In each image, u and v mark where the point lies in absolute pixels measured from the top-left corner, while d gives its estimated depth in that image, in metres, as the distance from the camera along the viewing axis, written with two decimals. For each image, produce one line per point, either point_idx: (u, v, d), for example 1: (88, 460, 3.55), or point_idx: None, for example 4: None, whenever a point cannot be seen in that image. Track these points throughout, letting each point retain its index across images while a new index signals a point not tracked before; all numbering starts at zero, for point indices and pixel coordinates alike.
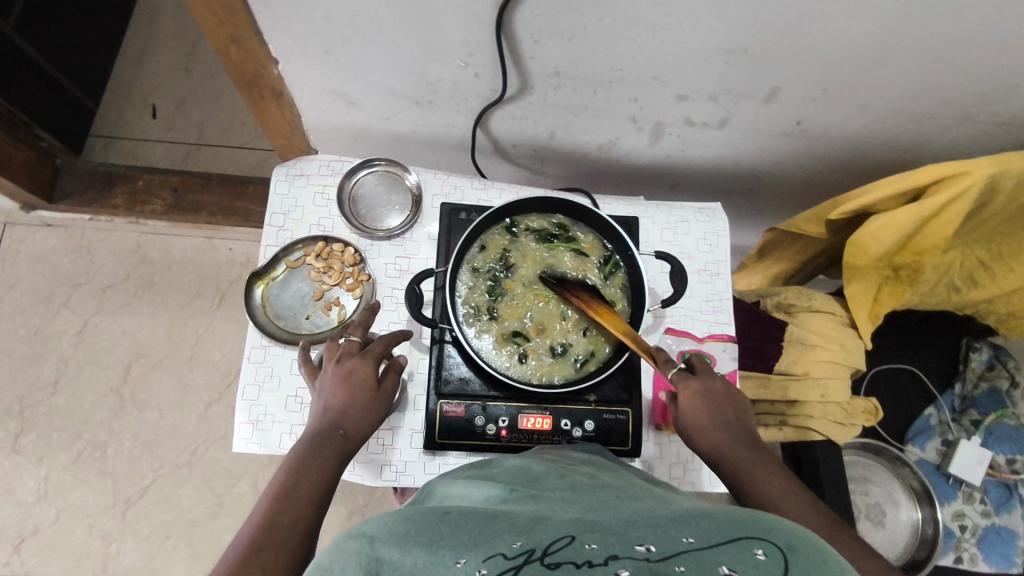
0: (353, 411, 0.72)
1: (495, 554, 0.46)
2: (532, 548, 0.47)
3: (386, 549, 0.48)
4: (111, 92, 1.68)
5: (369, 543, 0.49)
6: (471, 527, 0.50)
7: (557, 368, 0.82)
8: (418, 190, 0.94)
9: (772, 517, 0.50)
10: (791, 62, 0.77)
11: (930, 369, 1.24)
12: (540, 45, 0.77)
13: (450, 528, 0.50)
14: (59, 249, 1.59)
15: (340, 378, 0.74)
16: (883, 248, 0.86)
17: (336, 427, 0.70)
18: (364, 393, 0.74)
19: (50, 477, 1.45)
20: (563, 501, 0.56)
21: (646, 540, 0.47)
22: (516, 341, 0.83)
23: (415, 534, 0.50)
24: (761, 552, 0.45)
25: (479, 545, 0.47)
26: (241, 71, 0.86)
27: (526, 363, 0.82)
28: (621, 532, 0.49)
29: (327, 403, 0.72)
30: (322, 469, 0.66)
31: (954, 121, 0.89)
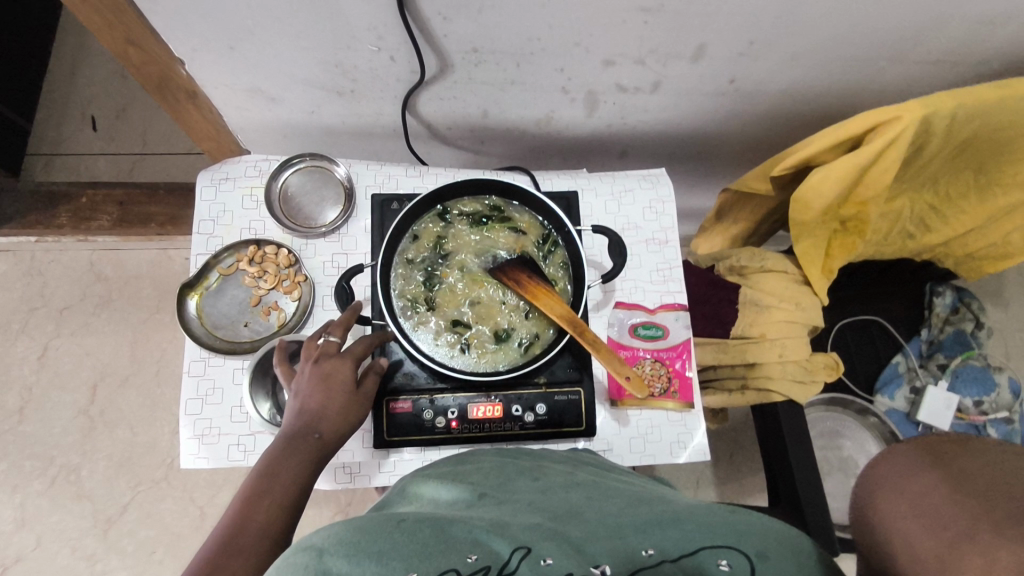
0: (331, 413, 0.70)
1: (450, 568, 0.46)
2: (488, 562, 0.47)
3: (334, 560, 0.46)
4: (47, 108, 1.63)
5: (316, 553, 0.47)
6: (428, 533, 0.50)
7: (500, 354, 0.80)
8: (350, 183, 0.91)
9: (739, 527, 0.54)
10: (712, 16, 0.74)
11: (896, 318, 1.23)
12: (450, 21, 0.73)
13: (404, 534, 0.49)
14: (11, 274, 1.55)
15: (318, 380, 0.71)
16: (826, 203, 0.85)
17: (312, 429, 0.68)
18: (341, 396, 0.71)
19: (26, 504, 1.43)
20: (527, 505, 0.57)
21: (605, 559, 0.49)
22: (457, 330, 0.81)
23: (366, 542, 0.48)
24: (725, 562, 0.50)
25: (435, 554, 0.47)
26: (147, 74, 0.82)
27: (469, 352, 0.80)
28: (582, 544, 0.50)
29: (303, 405, 0.69)
30: (296, 473, 0.65)
31: (890, 63, 0.86)
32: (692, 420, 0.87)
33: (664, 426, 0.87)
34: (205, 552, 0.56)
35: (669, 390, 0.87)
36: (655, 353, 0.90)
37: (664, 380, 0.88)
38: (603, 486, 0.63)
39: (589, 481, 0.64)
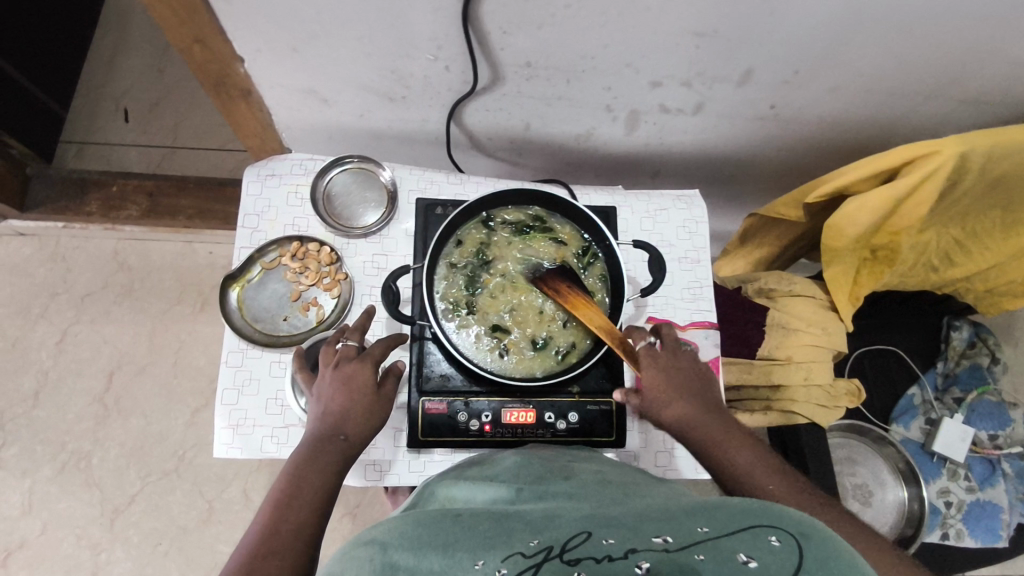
0: (354, 414, 0.71)
1: (512, 553, 0.48)
2: (551, 542, 0.48)
3: (400, 554, 0.51)
4: (82, 97, 1.65)
5: (380, 548, 0.52)
6: (485, 528, 0.53)
7: (538, 361, 0.82)
8: (394, 186, 0.93)
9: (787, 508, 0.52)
10: (762, 45, 0.77)
11: (914, 349, 1.24)
12: (509, 35, 0.76)
13: (463, 530, 0.53)
14: (34, 258, 1.56)
15: (339, 383, 0.73)
16: (859, 230, 0.87)
17: (337, 431, 0.70)
18: (364, 396, 0.73)
19: (35, 489, 1.43)
20: (574, 500, 0.57)
21: (663, 532, 0.49)
22: (496, 335, 0.82)
23: (427, 537, 0.52)
24: (775, 538, 0.47)
25: (493, 545, 0.50)
26: (207, 71, 0.84)
27: (506, 357, 0.82)
28: (635, 525, 0.50)
29: (327, 408, 0.71)
30: (325, 476, 0.66)
31: (926, 100, 0.89)
32: None
33: None
34: (242, 556, 0.57)
35: None
36: None
37: None
38: (641, 487, 0.64)
39: (630, 482, 0.64)
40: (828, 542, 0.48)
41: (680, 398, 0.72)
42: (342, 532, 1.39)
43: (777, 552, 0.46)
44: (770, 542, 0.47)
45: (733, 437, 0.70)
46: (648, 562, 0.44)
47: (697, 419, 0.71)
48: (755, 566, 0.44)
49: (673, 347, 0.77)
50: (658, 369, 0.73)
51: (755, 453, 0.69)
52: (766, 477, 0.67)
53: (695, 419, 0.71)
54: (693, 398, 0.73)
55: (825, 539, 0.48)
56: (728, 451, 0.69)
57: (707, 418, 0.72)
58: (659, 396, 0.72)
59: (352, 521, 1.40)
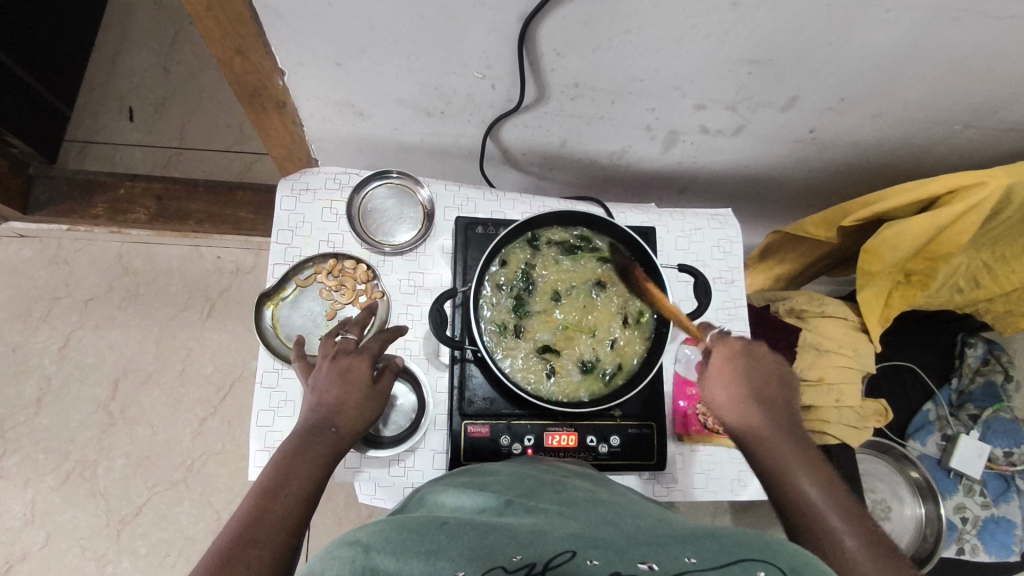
0: (347, 407, 0.68)
1: (495, 565, 0.44)
2: (533, 559, 0.45)
3: (380, 558, 0.47)
4: (86, 95, 1.60)
5: (362, 549, 0.48)
6: (472, 539, 0.48)
7: (585, 383, 0.82)
8: (431, 204, 0.91)
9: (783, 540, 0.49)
10: (813, 71, 0.77)
11: (929, 366, 1.26)
12: (562, 57, 0.74)
13: (449, 537, 0.49)
14: (36, 261, 1.51)
15: (334, 375, 0.69)
16: (898, 255, 0.87)
17: (330, 423, 0.66)
18: (359, 389, 0.69)
19: (37, 499, 1.39)
20: (562, 513, 0.55)
21: (650, 558, 0.46)
22: (543, 356, 0.83)
23: (411, 539, 0.48)
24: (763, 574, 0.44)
25: (481, 553, 0.46)
26: (244, 83, 0.82)
27: (553, 379, 0.82)
28: (623, 548, 0.48)
29: (321, 398, 0.67)
30: (313, 469, 0.63)
31: (963, 127, 0.90)
32: None
33: (726, 463, 0.89)
34: (218, 546, 0.54)
35: None
36: None
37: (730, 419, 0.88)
38: (632, 507, 0.60)
39: (624, 501, 0.61)
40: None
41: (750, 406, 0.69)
42: None
43: None
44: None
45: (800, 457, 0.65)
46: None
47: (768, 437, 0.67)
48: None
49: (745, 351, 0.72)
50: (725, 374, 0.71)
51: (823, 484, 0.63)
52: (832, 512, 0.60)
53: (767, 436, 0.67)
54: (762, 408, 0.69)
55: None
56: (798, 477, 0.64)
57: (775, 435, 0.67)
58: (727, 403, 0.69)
59: None
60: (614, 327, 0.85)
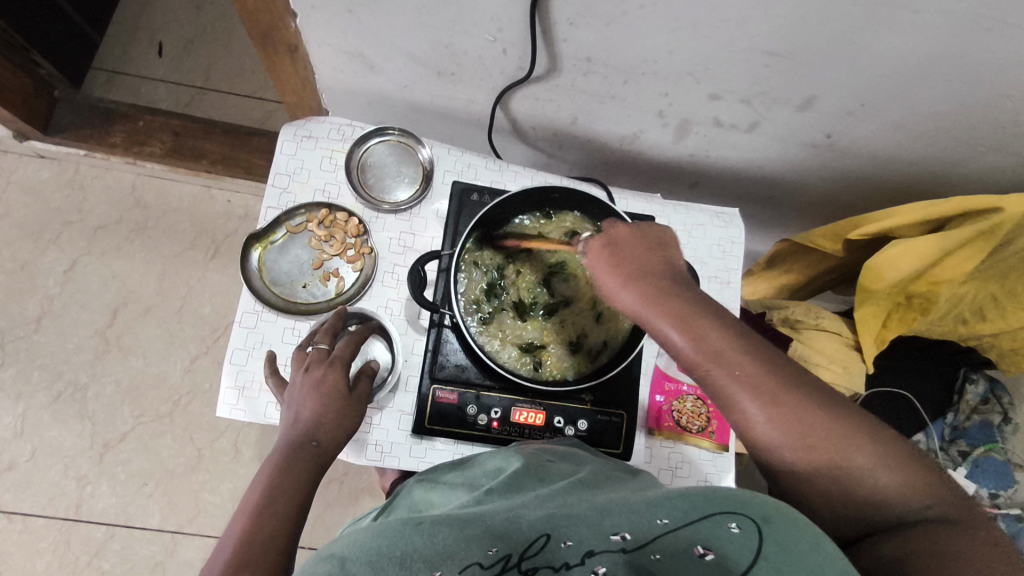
0: (327, 420, 0.69)
1: (471, 563, 0.45)
2: (509, 550, 0.47)
3: (356, 566, 0.44)
4: (118, 25, 1.61)
5: (338, 562, 0.45)
6: (449, 536, 0.47)
7: (571, 367, 0.82)
8: (431, 165, 0.91)
9: (752, 492, 0.51)
10: (835, 71, 0.74)
11: (924, 396, 1.19)
12: (575, 27, 0.72)
13: (423, 539, 0.47)
14: (52, 184, 1.54)
15: (309, 388, 0.70)
16: (900, 276, 0.84)
17: (309, 436, 0.67)
18: (337, 400, 0.71)
19: (28, 414, 1.42)
20: (535, 493, 0.56)
21: (621, 527, 0.49)
22: (528, 345, 0.83)
23: (387, 548, 0.46)
24: (735, 525, 0.48)
25: (455, 551, 0.46)
26: (256, 23, 0.81)
27: (542, 366, 0.82)
28: (596, 519, 0.51)
29: (299, 413, 0.69)
30: (298, 480, 0.63)
31: (988, 150, 0.87)
32: (723, 462, 0.87)
33: (694, 463, 0.87)
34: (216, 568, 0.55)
35: (706, 429, 0.87)
36: (698, 391, 0.88)
37: (704, 418, 0.87)
38: (609, 479, 0.62)
39: (602, 478, 0.61)
40: (789, 519, 0.48)
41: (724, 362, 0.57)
42: (325, 497, 1.38)
43: (735, 540, 0.47)
44: (729, 529, 0.48)
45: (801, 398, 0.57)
46: (603, 568, 0.46)
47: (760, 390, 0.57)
48: (711, 560, 0.46)
49: (650, 271, 0.62)
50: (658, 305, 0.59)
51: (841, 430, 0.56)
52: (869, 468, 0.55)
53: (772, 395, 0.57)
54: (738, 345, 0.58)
55: (785, 517, 0.48)
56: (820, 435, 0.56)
57: (770, 381, 0.57)
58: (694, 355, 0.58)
59: (337, 488, 1.40)
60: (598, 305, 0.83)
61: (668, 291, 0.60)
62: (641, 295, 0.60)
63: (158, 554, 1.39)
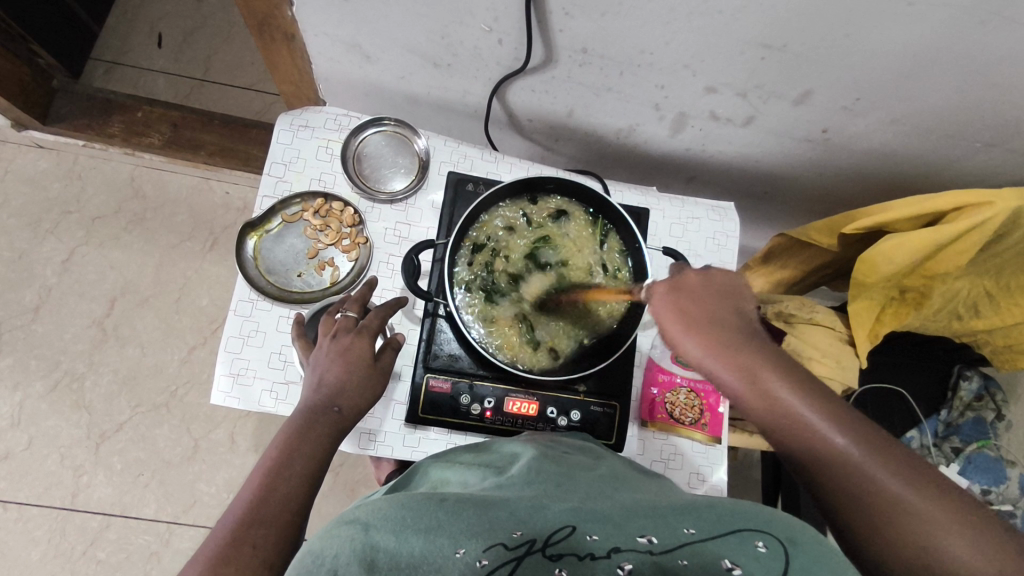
0: (349, 388, 0.70)
1: (496, 543, 0.47)
2: (533, 536, 0.48)
3: (379, 535, 0.47)
4: (117, 16, 1.61)
5: (362, 527, 0.49)
6: (473, 516, 0.49)
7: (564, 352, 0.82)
8: (426, 155, 0.91)
9: (778, 512, 0.52)
10: (830, 66, 0.75)
11: (919, 393, 1.20)
12: (570, 18, 0.73)
13: (447, 514, 0.49)
14: (50, 173, 1.54)
15: (335, 354, 0.71)
16: (893, 269, 0.85)
17: (332, 403, 0.68)
18: (361, 369, 0.71)
19: (25, 404, 1.43)
20: (558, 487, 0.56)
21: (648, 530, 0.49)
22: (523, 332, 0.82)
23: (410, 519, 0.49)
24: (762, 544, 0.47)
25: (480, 532, 0.48)
26: (253, 12, 0.81)
27: (538, 352, 0.82)
28: (621, 520, 0.50)
29: (322, 378, 0.69)
30: (316, 446, 0.64)
31: (983, 145, 0.87)
32: (716, 455, 0.87)
33: (686, 455, 0.87)
34: (227, 528, 0.56)
35: (699, 422, 0.87)
36: (692, 383, 0.89)
37: (696, 411, 0.88)
38: (633, 480, 0.62)
39: (621, 479, 0.62)
40: (816, 547, 0.48)
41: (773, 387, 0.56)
42: (321, 487, 1.39)
43: (761, 557, 0.46)
44: (756, 547, 0.47)
45: (875, 459, 0.53)
46: (630, 565, 0.46)
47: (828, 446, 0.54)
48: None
49: (719, 317, 0.61)
50: (717, 350, 0.59)
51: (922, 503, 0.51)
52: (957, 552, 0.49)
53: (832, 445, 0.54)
54: (807, 399, 0.56)
55: (812, 545, 0.47)
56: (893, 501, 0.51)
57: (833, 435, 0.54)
58: (754, 400, 0.57)
59: (331, 480, 1.40)
60: (593, 287, 0.84)
61: (737, 336, 0.59)
62: (699, 342, 0.59)
63: (153, 543, 1.39)
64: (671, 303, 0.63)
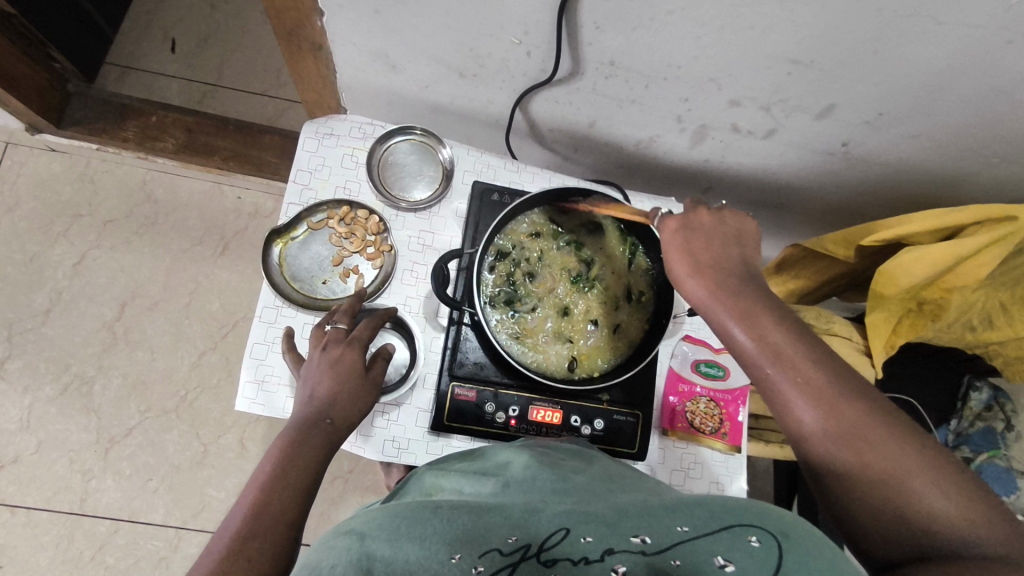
0: (340, 400, 0.70)
1: (489, 549, 0.46)
2: (528, 541, 0.47)
3: (376, 544, 0.46)
4: (131, 20, 1.61)
5: (358, 537, 0.48)
6: (466, 522, 0.49)
7: (589, 366, 0.83)
8: (451, 165, 0.92)
9: (772, 508, 0.50)
10: (854, 82, 0.76)
11: (929, 404, 1.21)
12: (601, 31, 0.74)
13: (443, 522, 0.48)
14: (62, 177, 1.54)
15: (326, 367, 0.71)
16: (914, 281, 0.85)
17: (324, 415, 0.68)
18: (353, 381, 0.72)
19: (34, 407, 1.42)
20: (555, 493, 0.55)
21: (642, 530, 0.48)
22: (550, 346, 0.84)
23: (406, 527, 0.48)
24: (755, 539, 0.46)
25: (474, 538, 0.47)
26: (283, 22, 0.81)
27: (566, 367, 0.83)
28: (614, 521, 0.49)
29: (313, 392, 0.69)
30: (308, 459, 0.64)
31: (1000, 161, 0.89)
32: (735, 464, 0.88)
33: (707, 464, 0.88)
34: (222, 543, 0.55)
35: (719, 431, 0.88)
36: (712, 393, 0.89)
37: (716, 420, 0.88)
38: (629, 483, 0.61)
39: (619, 481, 0.60)
40: (812, 542, 0.46)
41: (758, 323, 0.62)
42: (331, 493, 1.39)
43: (755, 554, 0.44)
44: (749, 542, 0.45)
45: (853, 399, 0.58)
46: (624, 567, 0.44)
47: (806, 380, 0.59)
48: (732, 571, 0.43)
49: (721, 261, 0.68)
50: (713, 287, 0.66)
51: (903, 450, 0.56)
52: (925, 495, 0.54)
53: (813, 380, 0.59)
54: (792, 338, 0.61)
55: (806, 539, 0.46)
56: (876, 450, 0.56)
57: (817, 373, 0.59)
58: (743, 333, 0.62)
59: (342, 486, 1.40)
60: (619, 300, 0.86)
61: (728, 279, 0.66)
62: (698, 282, 0.67)
63: (162, 549, 1.39)
64: (672, 240, 0.71)
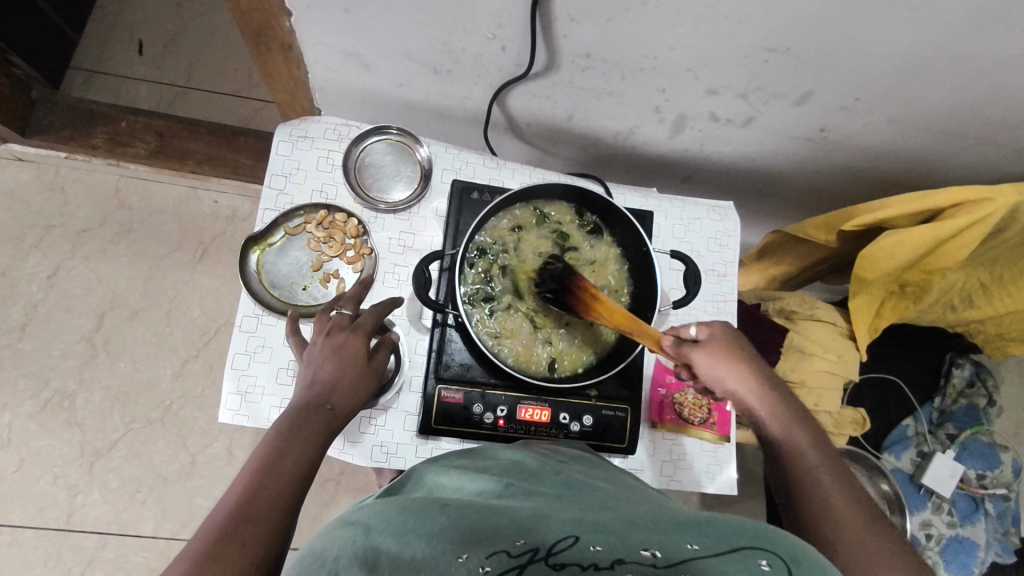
0: (342, 387, 0.68)
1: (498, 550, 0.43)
2: (537, 544, 0.44)
3: (381, 537, 0.45)
4: (95, 23, 1.57)
5: (362, 530, 0.47)
6: (473, 519, 0.47)
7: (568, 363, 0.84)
8: (429, 164, 0.90)
9: (780, 532, 0.47)
10: (831, 68, 0.75)
11: (913, 381, 1.28)
12: (575, 23, 0.72)
13: (447, 523, 0.46)
14: (31, 187, 1.49)
15: (330, 352, 0.69)
16: (896, 264, 0.86)
17: (325, 400, 0.65)
18: (355, 368, 0.70)
19: (14, 424, 1.39)
20: (560, 500, 0.53)
21: (652, 544, 0.45)
22: (530, 345, 0.84)
23: (409, 521, 0.47)
24: (766, 563, 0.43)
25: (481, 538, 0.44)
26: (250, 22, 0.79)
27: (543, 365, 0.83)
28: (624, 531, 0.46)
29: (316, 375, 0.67)
30: (308, 445, 0.61)
31: (976, 142, 0.89)
32: (724, 453, 0.89)
33: (696, 455, 0.88)
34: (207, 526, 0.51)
35: (708, 421, 0.88)
36: None
37: (705, 411, 0.89)
38: (636, 496, 0.58)
39: (625, 493, 0.58)
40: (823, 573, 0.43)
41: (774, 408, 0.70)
42: (322, 496, 1.38)
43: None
44: (760, 565, 0.42)
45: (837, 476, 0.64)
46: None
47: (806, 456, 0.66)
48: None
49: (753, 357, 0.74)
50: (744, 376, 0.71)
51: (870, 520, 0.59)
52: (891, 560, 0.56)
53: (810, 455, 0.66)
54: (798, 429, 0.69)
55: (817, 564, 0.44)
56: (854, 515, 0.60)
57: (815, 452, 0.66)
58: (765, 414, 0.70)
59: (334, 488, 1.39)
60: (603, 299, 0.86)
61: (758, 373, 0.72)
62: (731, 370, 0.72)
63: (153, 561, 1.37)
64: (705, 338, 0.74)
